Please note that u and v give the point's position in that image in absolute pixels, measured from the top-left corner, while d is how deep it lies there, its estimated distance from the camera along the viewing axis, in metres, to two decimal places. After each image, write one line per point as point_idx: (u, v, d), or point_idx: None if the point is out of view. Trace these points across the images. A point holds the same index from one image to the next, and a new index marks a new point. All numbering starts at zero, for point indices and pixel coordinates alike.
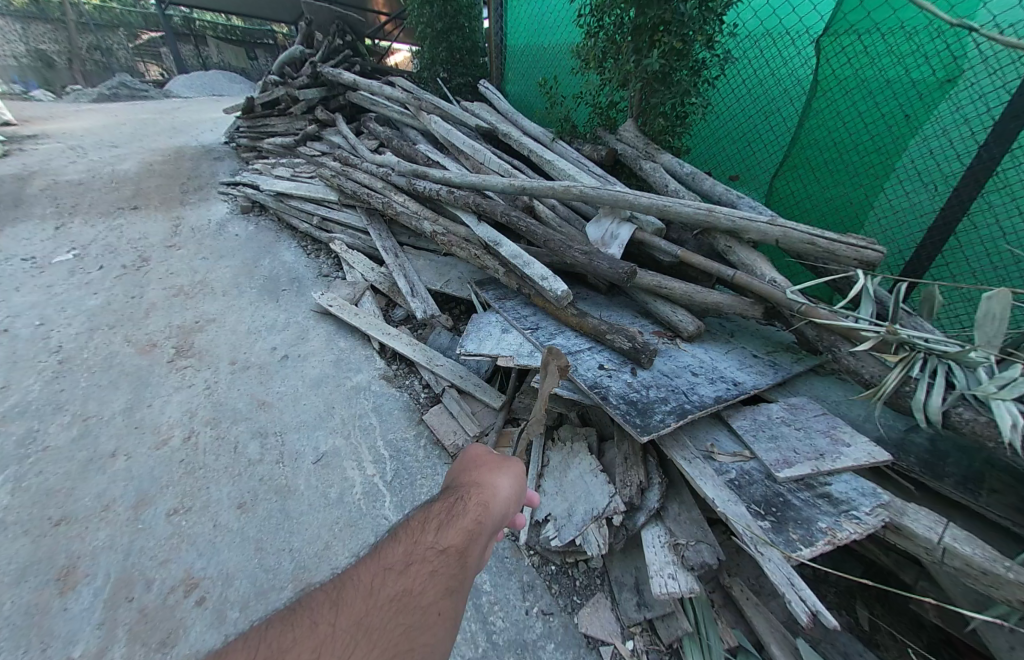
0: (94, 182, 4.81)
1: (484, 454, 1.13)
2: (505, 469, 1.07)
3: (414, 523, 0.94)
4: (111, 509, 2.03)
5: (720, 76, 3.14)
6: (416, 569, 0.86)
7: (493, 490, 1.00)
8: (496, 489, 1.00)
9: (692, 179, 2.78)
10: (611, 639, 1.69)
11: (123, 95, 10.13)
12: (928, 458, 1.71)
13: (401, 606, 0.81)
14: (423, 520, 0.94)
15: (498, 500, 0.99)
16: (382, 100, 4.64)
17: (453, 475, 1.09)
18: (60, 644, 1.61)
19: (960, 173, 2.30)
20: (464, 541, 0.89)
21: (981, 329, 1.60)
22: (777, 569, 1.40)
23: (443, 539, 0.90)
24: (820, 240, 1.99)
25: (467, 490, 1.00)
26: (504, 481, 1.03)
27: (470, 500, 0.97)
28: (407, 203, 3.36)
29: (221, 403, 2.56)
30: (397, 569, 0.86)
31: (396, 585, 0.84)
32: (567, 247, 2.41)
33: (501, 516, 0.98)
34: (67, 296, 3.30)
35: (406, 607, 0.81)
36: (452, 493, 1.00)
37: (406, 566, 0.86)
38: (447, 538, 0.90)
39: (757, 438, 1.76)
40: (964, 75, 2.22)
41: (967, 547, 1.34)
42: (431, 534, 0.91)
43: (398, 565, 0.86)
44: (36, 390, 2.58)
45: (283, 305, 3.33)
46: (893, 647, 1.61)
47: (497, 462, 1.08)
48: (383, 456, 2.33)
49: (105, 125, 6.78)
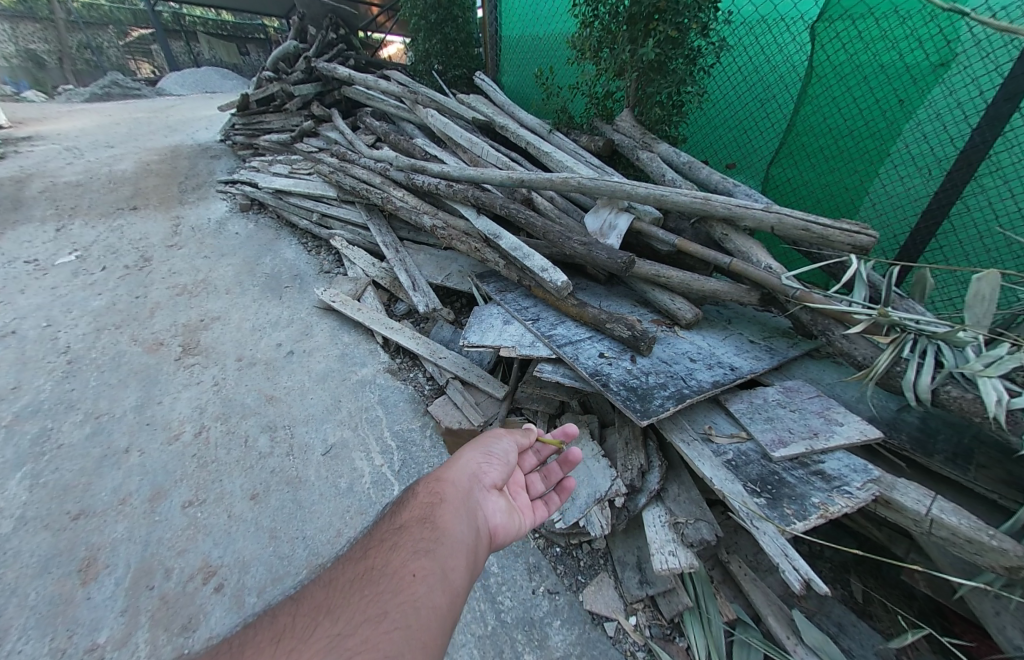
0: (92, 183, 4.82)
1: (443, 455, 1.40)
2: (455, 459, 1.32)
3: (376, 523, 1.15)
4: (128, 502, 2.10)
5: (716, 64, 3.16)
6: (378, 549, 1.04)
7: (446, 470, 1.26)
8: (449, 469, 1.27)
9: (688, 169, 2.81)
10: (614, 615, 1.76)
11: (116, 94, 10.06)
12: (920, 435, 1.76)
13: (372, 576, 0.97)
14: (387, 515, 1.16)
15: (451, 475, 1.24)
16: (378, 94, 4.63)
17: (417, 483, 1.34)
18: (85, 630, 1.68)
19: (953, 156, 2.33)
20: (424, 513, 1.12)
21: (970, 310, 1.65)
22: (771, 541, 1.46)
23: (402, 520, 1.11)
24: (814, 226, 2.02)
25: (423, 481, 1.25)
26: (456, 461, 1.30)
27: (425, 486, 1.22)
28: (406, 198, 3.38)
29: (230, 398, 2.62)
30: (358, 557, 1.03)
31: (359, 566, 1.00)
32: (566, 238, 2.44)
33: (458, 486, 1.22)
34: (72, 297, 3.34)
35: (376, 575, 0.97)
36: (411, 488, 1.25)
37: (368, 550, 1.05)
38: (407, 517, 1.12)
39: (754, 420, 1.82)
40: (957, 59, 2.24)
41: (954, 518, 1.41)
42: (390, 521, 1.12)
43: (358, 554, 1.04)
44: (47, 390, 2.63)
45: (286, 302, 3.38)
46: (886, 617, 1.69)
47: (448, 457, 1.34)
48: (390, 447, 2.39)
49: (100, 126, 6.77)
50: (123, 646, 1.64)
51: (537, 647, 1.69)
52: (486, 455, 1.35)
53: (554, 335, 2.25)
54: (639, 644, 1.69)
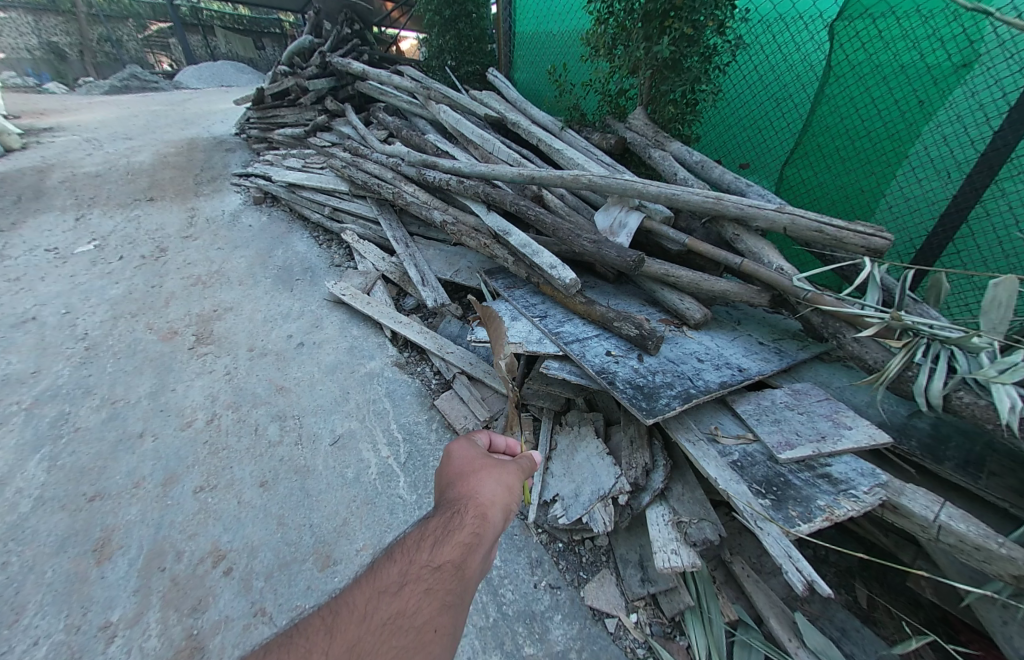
0: (110, 174, 4.90)
1: (478, 458, 1.15)
2: (496, 478, 1.08)
3: (408, 543, 0.98)
4: (141, 486, 2.14)
5: (732, 62, 3.12)
6: (411, 589, 0.89)
7: (489, 500, 1.03)
8: (492, 498, 1.04)
9: (701, 168, 2.80)
10: (615, 612, 1.77)
11: (135, 86, 10.20)
12: (930, 441, 1.74)
13: (397, 627, 0.83)
14: (419, 538, 0.97)
15: (493, 509, 1.02)
16: (391, 89, 4.65)
17: (439, 487, 1.11)
18: (99, 608, 1.73)
19: (973, 159, 2.29)
20: (459, 555, 0.93)
21: (986, 316, 1.63)
22: (775, 543, 1.45)
23: (437, 556, 0.94)
24: (827, 228, 1.99)
25: (460, 503, 1.03)
26: (499, 488, 1.06)
27: (466, 514, 1.00)
28: (417, 193, 3.40)
29: (242, 388, 2.66)
30: (391, 592, 0.89)
31: (390, 608, 0.86)
32: (576, 236, 2.44)
33: (499, 528, 1.01)
34: (90, 285, 3.41)
35: (402, 628, 0.83)
36: (446, 509, 1.03)
37: (401, 586, 0.90)
38: (443, 554, 0.94)
39: (761, 422, 1.81)
40: (980, 60, 2.20)
41: (962, 525, 1.39)
42: (426, 553, 0.94)
43: (392, 587, 0.90)
44: (66, 375, 2.69)
45: (297, 294, 3.42)
46: (890, 624, 1.67)
47: (486, 469, 1.10)
48: (397, 438, 2.42)
49: (119, 118, 6.88)
50: (135, 625, 1.69)
51: (537, 640, 1.70)
52: (523, 480, 1.13)
53: (561, 332, 2.25)
54: (639, 641, 1.70)
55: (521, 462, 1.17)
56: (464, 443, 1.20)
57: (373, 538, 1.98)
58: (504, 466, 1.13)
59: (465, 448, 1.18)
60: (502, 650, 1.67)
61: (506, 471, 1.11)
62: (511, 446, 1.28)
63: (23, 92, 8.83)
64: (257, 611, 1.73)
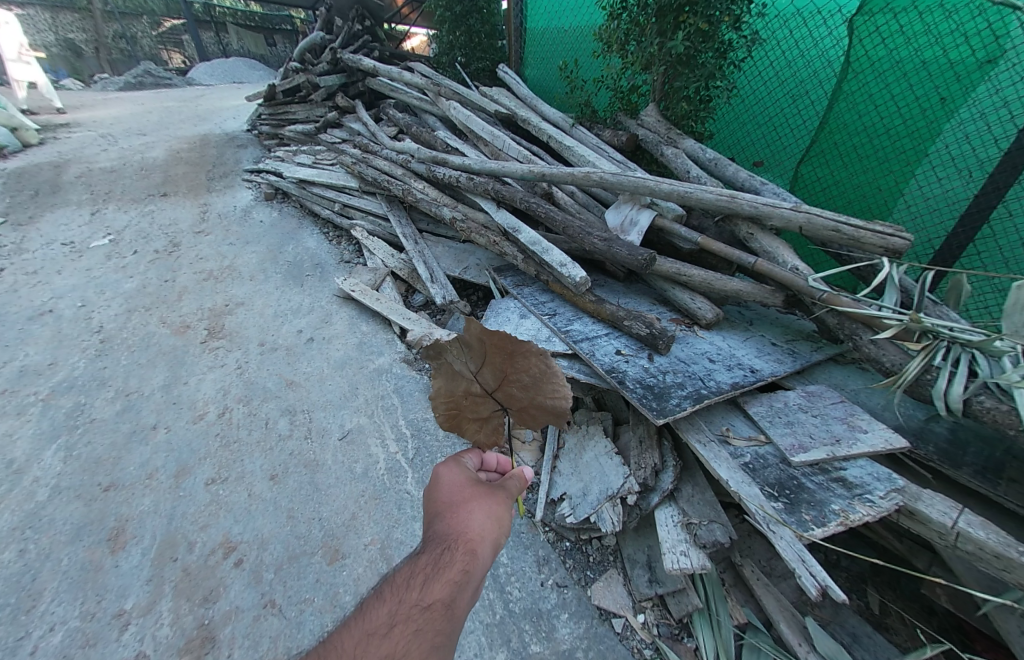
0: (124, 169, 4.96)
1: (467, 485, 1.13)
2: (485, 509, 1.07)
3: (397, 582, 0.95)
4: (155, 477, 2.18)
5: (747, 58, 3.08)
6: (401, 630, 0.86)
7: (478, 534, 1.01)
8: (481, 532, 1.02)
9: (714, 165, 2.75)
10: (623, 611, 1.77)
11: (149, 83, 10.30)
12: (947, 446, 1.71)
13: None
14: (408, 576, 0.94)
15: (482, 544, 1.01)
16: (401, 85, 4.65)
17: (427, 516, 1.09)
18: (113, 597, 1.76)
19: (996, 158, 2.23)
20: (449, 594, 0.91)
21: (1009, 319, 1.59)
22: (788, 547, 1.43)
23: (427, 595, 0.91)
24: (844, 227, 1.95)
25: (449, 538, 1.00)
26: (487, 520, 1.04)
27: (456, 550, 0.98)
28: (427, 190, 3.39)
29: (253, 382, 2.68)
30: (380, 634, 0.86)
31: (379, 652, 0.83)
32: (586, 234, 2.42)
33: (488, 563, 0.99)
34: (105, 278, 3.46)
35: None
36: (435, 544, 1.00)
37: (391, 627, 0.87)
38: (432, 593, 0.91)
39: (773, 423, 1.78)
40: (1006, 55, 2.13)
41: (981, 532, 1.36)
42: (416, 591, 0.92)
43: (382, 629, 0.87)
44: (81, 367, 2.73)
45: (307, 289, 3.44)
46: (903, 630, 1.65)
47: (476, 499, 1.08)
48: (405, 434, 2.43)
49: (133, 114, 6.95)
50: (148, 614, 1.71)
51: (544, 638, 1.70)
52: (511, 510, 1.11)
53: (571, 331, 2.24)
54: (647, 642, 1.69)
55: (508, 488, 1.16)
56: (453, 468, 1.17)
57: (381, 532, 1.99)
58: (493, 495, 1.11)
59: (454, 473, 1.15)
60: (509, 648, 1.67)
61: (494, 502, 1.10)
62: (501, 464, 1.29)
63: (41, 86, 8.93)
64: (267, 603, 1.75)
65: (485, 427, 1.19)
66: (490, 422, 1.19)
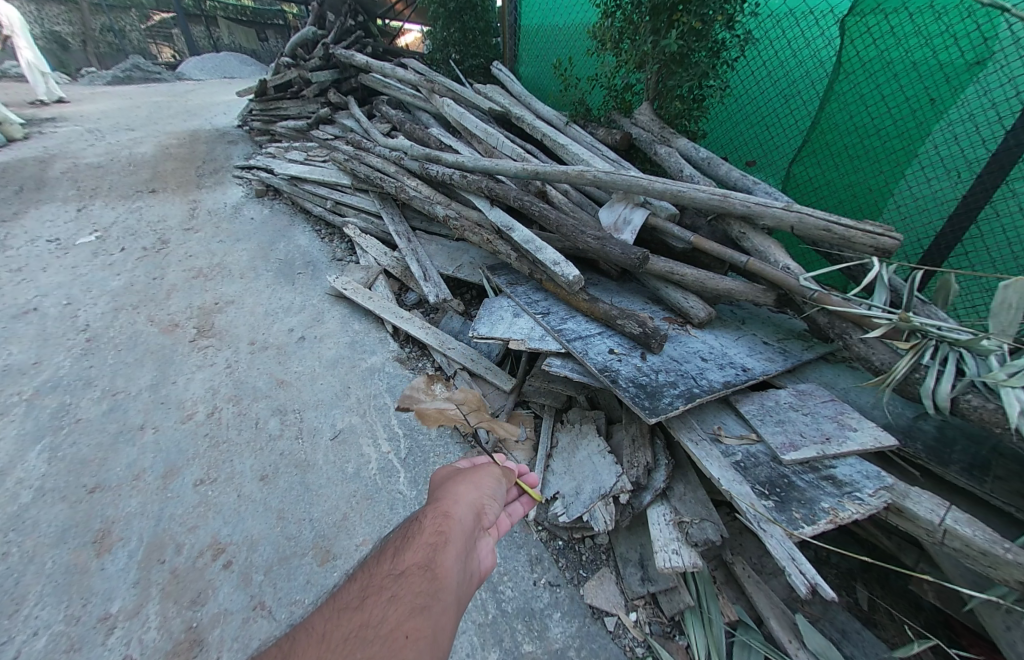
0: (112, 165, 4.88)
1: (444, 481, 1.25)
2: (456, 488, 1.17)
3: (370, 565, 0.99)
4: (142, 478, 2.14)
5: (740, 58, 3.09)
6: (375, 597, 0.89)
7: (452, 503, 1.11)
8: (454, 503, 1.12)
9: (707, 165, 2.76)
10: (615, 610, 1.77)
11: (137, 77, 10.13)
12: (935, 444, 1.72)
13: (363, 630, 0.82)
14: (383, 555, 1.00)
15: (455, 512, 1.09)
16: (394, 82, 4.61)
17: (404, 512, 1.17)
18: (99, 600, 1.73)
19: (984, 159, 2.25)
20: (425, 555, 0.96)
21: (995, 318, 1.60)
22: (778, 545, 1.44)
23: (400, 563, 0.95)
24: (835, 226, 1.96)
25: (423, 515, 1.08)
26: (461, 494, 1.15)
27: (426, 522, 1.05)
28: (420, 188, 3.37)
29: (243, 381, 2.65)
30: (352, 607, 0.88)
31: (354, 620, 0.84)
32: (580, 232, 2.42)
33: (464, 526, 1.06)
34: (92, 276, 3.40)
35: (370, 630, 0.82)
36: (407, 525, 1.07)
37: (363, 598, 0.89)
38: (406, 560, 0.96)
39: (764, 422, 1.79)
40: (995, 57, 2.15)
41: (968, 529, 1.37)
42: (388, 563, 0.96)
43: (353, 602, 0.88)
44: (67, 367, 2.69)
45: (298, 288, 3.41)
46: (891, 626, 1.67)
47: (445, 484, 1.18)
48: (397, 434, 2.41)
49: (121, 108, 6.83)
50: (135, 617, 1.69)
51: (536, 638, 1.70)
52: (485, 487, 1.21)
53: (564, 330, 2.23)
54: (639, 640, 1.70)
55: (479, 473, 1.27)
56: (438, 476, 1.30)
57: (373, 533, 1.97)
58: (462, 479, 1.22)
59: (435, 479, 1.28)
60: (502, 647, 1.67)
61: (465, 483, 1.20)
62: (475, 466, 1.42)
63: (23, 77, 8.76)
64: (257, 605, 1.73)
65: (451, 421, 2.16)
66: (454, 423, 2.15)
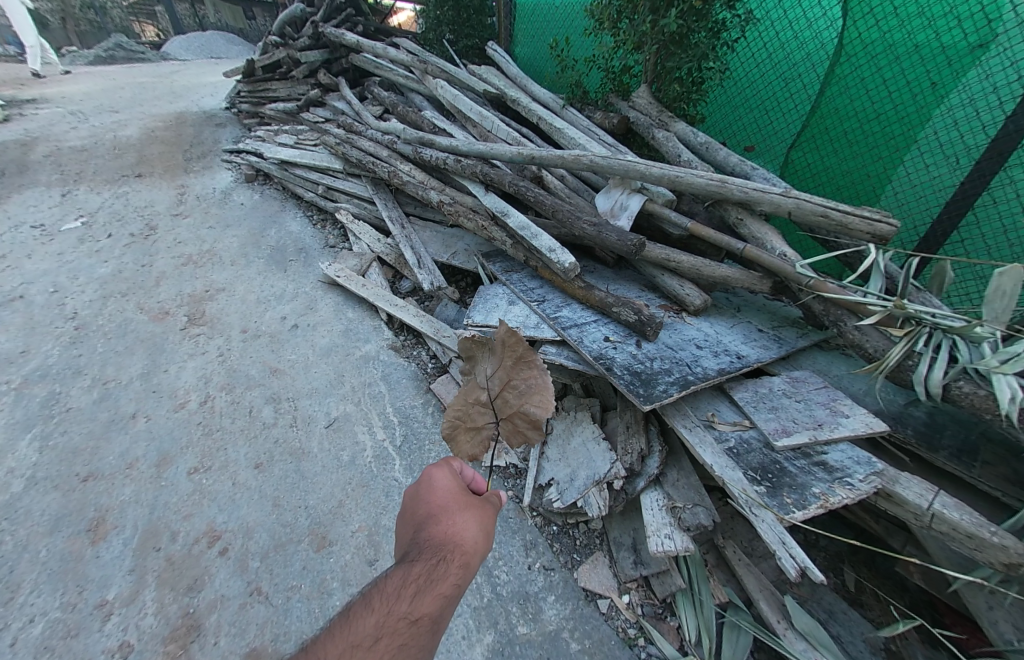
0: (97, 148, 4.76)
1: (458, 492, 1.07)
2: (478, 518, 1.02)
3: (386, 591, 0.87)
4: (135, 467, 2.13)
5: (741, 39, 3.03)
6: (386, 644, 0.79)
7: (471, 540, 0.97)
8: (474, 544, 0.97)
9: (705, 149, 2.73)
10: (608, 593, 1.80)
11: (120, 57, 9.82)
12: (925, 429, 1.75)
13: None
14: (399, 585, 0.87)
15: (476, 553, 0.96)
16: (386, 62, 4.49)
17: (416, 519, 1.01)
18: (95, 587, 1.73)
19: (984, 145, 2.23)
20: (440, 608, 0.86)
21: (989, 305, 1.59)
22: (770, 529, 1.45)
23: (416, 608, 0.85)
24: (833, 212, 1.94)
25: (442, 545, 0.95)
26: (481, 531, 1.01)
27: (451, 561, 0.92)
28: (413, 173, 3.31)
29: (235, 369, 2.63)
30: (364, 647, 0.78)
31: None
32: (576, 218, 2.38)
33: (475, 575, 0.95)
34: (79, 263, 3.34)
35: None
36: (426, 551, 0.93)
37: (376, 641, 0.79)
38: (423, 606, 0.85)
39: (758, 409, 1.80)
40: (998, 39, 2.11)
41: (955, 513, 1.39)
42: (405, 603, 0.85)
43: (366, 641, 0.79)
44: (56, 355, 2.65)
45: (290, 275, 3.37)
46: (877, 606, 1.72)
47: (467, 505, 1.03)
48: (392, 421, 2.41)
49: (104, 89, 6.64)
50: (132, 604, 1.70)
51: (531, 620, 1.72)
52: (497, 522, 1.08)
53: (559, 318, 2.21)
54: (631, 621, 1.73)
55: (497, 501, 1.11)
56: (443, 469, 1.10)
57: (369, 519, 1.99)
58: (485, 505, 1.07)
59: (445, 478, 1.09)
60: (497, 630, 1.69)
61: (486, 512, 1.06)
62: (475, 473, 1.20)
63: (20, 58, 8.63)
64: (254, 591, 1.74)
65: (476, 438, 1.27)
66: (481, 433, 1.26)
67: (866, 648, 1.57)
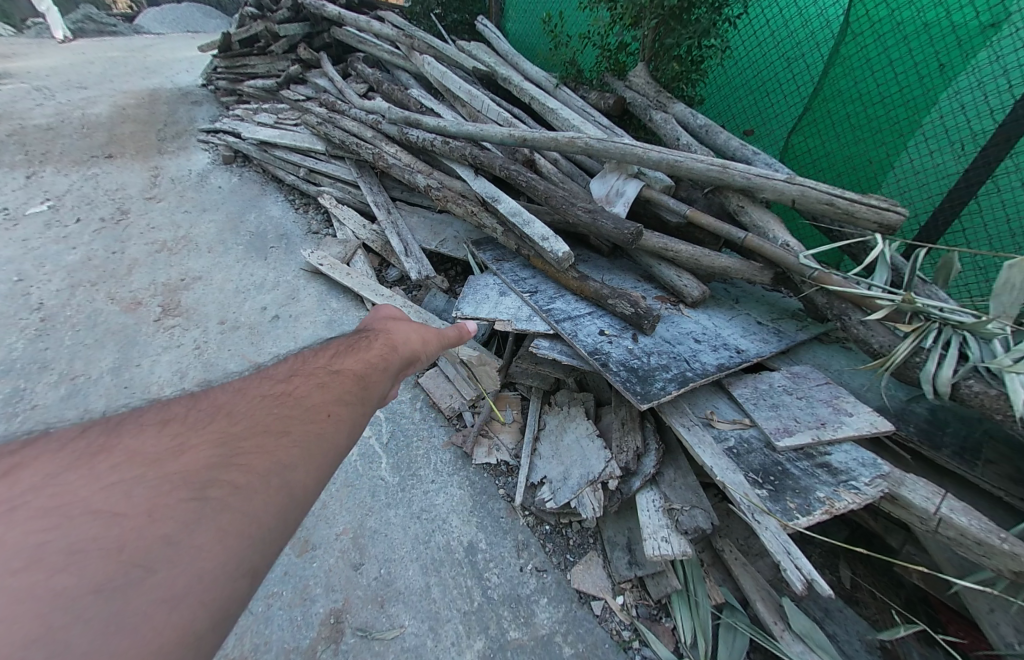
0: (63, 127, 4.49)
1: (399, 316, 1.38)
2: (409, 323, 1.30)
3: (314, 358, 1.03)
4: None
5: (743, 16, 2.89)
6: (305, 378, 0.92)
7: (398, 333, 1.20)
8: (403, 336, 1.21)
9: (705, 132, 2.61)
10: (602, 594, 1.75)
11: (90, 30, 9.28)
12: (928, 426, 1.69)
13: (284, 395, 0.84)
14: (316, 399, 0.84)
15: (407, 339, 1.21)
16: (370, 37, 4.27)
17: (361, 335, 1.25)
18: None
19: (991, 131, 2.15)
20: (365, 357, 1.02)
21: (997, 298, 1.53)
22: (773, 537, 1.39)
23: (340, 362, 1.00)
24: (840, 200, 1.85)
25: (377, 336, 1.17)
26: (406, 330, 1.24)
27: (375, 341, 1.13)
28: (399, 155, 3.15)
29: (213, 363, 2.51)
30: (280, 379, 0.91)
31: (277, 390, 0.86)
32: (570, 204, 2.27)
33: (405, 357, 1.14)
34: (45, 249, 3.15)
35: (290, 394, 0.84)
36: (360, 338, 1.15)
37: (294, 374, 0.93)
38: (347, 360, 1.02)
39: (758, 407, 1.73)
40: (1010, 20, 2.02)
41: (964, 518, 1.34)
42: (327, 360, 1.00)
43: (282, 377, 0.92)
44: (19, 349, 2.49)
45: (271, 263, 3.22)
46: (873, 605, 1.69)
47: (399, 320, 1.30)
48: (379, 418, 2.32)
49: (71, 64, 6.27)
50: None
51: (522, 623, 1.67)
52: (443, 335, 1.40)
53: (552, 310, 2.12)
54: (625, 623, 1.68)
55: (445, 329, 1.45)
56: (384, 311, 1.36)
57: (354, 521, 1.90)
58: (415, 325, 1.32)
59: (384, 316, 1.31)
60: (487, 634, 1.63)
61: (418, 325, 1.32)
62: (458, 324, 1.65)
63: (39, 37, 8.22)
64: None
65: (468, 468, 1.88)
66: None
67: (864, 649, 1.54)
